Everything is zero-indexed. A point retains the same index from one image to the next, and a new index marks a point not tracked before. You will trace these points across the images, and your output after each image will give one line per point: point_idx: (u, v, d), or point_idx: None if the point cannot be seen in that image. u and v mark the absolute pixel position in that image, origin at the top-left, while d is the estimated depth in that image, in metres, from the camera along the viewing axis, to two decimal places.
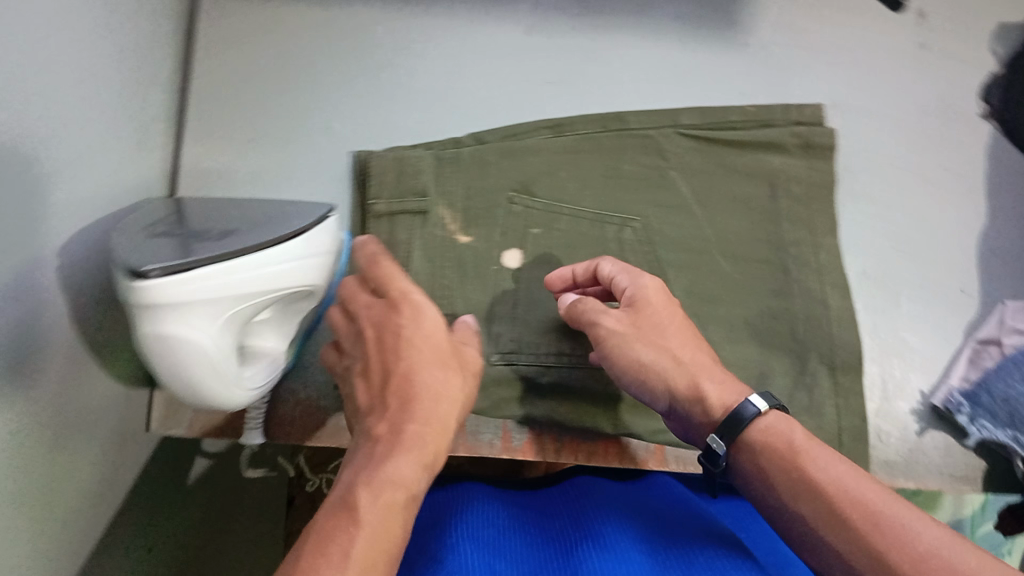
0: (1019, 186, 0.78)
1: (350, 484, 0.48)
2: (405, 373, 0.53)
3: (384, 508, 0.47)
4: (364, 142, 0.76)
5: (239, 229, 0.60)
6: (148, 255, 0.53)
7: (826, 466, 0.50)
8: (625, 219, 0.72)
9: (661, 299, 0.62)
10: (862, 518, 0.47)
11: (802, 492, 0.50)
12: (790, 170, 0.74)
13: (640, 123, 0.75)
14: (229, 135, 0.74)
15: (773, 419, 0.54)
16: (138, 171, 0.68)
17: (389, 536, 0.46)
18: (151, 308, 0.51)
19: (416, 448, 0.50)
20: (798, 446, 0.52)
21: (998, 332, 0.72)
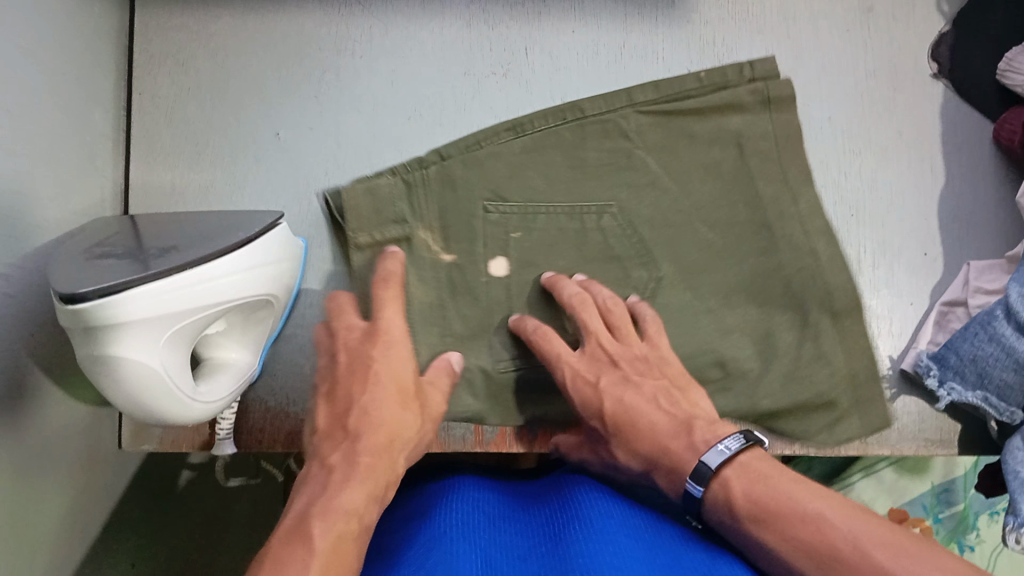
0: (974, 147, 0.76)
1: (302, 514, 0.48)
2: (362, 402, 0.55)
3: (336, 536, 0.47)
4: (312, 145, 0.73)
5: (182, 242, 0.57)
6: (82, 273, 0.49)
7: (780, 520, 0.49)
8: (602, 207, 0.70)
9: (584, 378, 0.62)
10: (807, 563, 0.48)
11: (761, 550, 0.50)
12: (756, 128, 0.71)
13: (596, 108, 0.71)
14: (172, 152, 0.72)
15: (722, 474, 0.53)
16: (90, 192, 0.66)
17: (342, 559, 0.46)
18: (93, 328, 0.47)
19: (368, 478, 0.51)
20: (740, 502, 0.51)
21: (963, 292, 0.72)
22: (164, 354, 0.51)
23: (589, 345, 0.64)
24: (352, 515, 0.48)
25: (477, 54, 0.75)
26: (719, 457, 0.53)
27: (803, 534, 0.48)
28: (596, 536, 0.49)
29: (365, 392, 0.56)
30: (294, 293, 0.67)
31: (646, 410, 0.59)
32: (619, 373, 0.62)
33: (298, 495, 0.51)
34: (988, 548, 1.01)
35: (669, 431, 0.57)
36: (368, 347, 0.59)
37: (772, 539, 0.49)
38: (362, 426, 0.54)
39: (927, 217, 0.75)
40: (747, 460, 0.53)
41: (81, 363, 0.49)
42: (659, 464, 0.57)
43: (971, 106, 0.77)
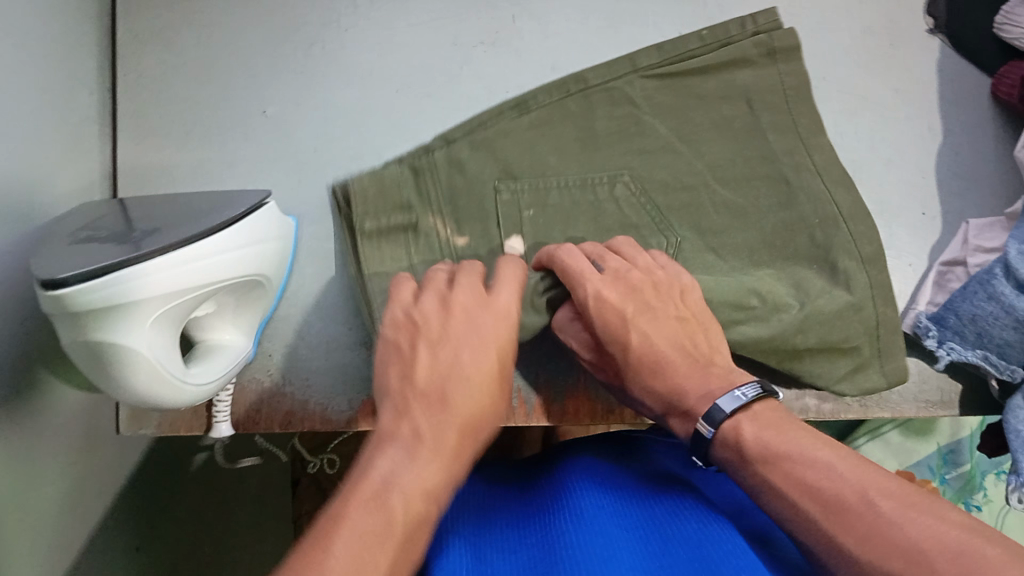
0: (971, 102, 0.75)
1: (383, 482, 0.41)
2: (456, 389, 0.46)
3: (415, 519, 0.41)
4: (301, 122, 0.72)
5: (167, 223, 0.56)
6: (66, 256, 0.49)
7: (789, 465, 0.46)
8: (614, 176, 0.69)
9: (610, 306, 0.58)
10: (814, 507, 0.45)
11: (771, 494, 0.47)
12: (762, 84, 0.70)
13: (600, 77, 0.69)
14: (159, 132, 0.71)
15: (732, 420, 0.51)
16: (78, 174, 0.65)
17: (412, 549, 0.40)
18: (72, 313, 0.47)
19: (455, 452, 0.45)
20: (750, 447, 0.49)
21: (962, 251, 0.70)
22: (152, 337, 0.51)
23: (614, 271, 0.60)
24: (432, 485, 0.42)
25: (464, 23, 0.74)
26: (733, 403, 0.51)
27: (811, 479, 0.45)
28: (585, 519, 0.49)
29: (462, 374, 0.47)
30: (287, 272, 0.66)
31: (666, 347, 0.57)
32: (642, 302, 0.59)
33: (378, 455, 0.43)
34: (995, 506, 0.99)
35: (685, 369, 0.56)
36: (483, 316, 0.51)
37: (780, 483, 0.46)
38: (450, 403, 0.46)
39: (925, 175, 0.74)
40: (759, 410, 0.51)
41: (70, 349, 0.49)
42: (666, 398, 0.56)
43: (968, 60, 0.75)
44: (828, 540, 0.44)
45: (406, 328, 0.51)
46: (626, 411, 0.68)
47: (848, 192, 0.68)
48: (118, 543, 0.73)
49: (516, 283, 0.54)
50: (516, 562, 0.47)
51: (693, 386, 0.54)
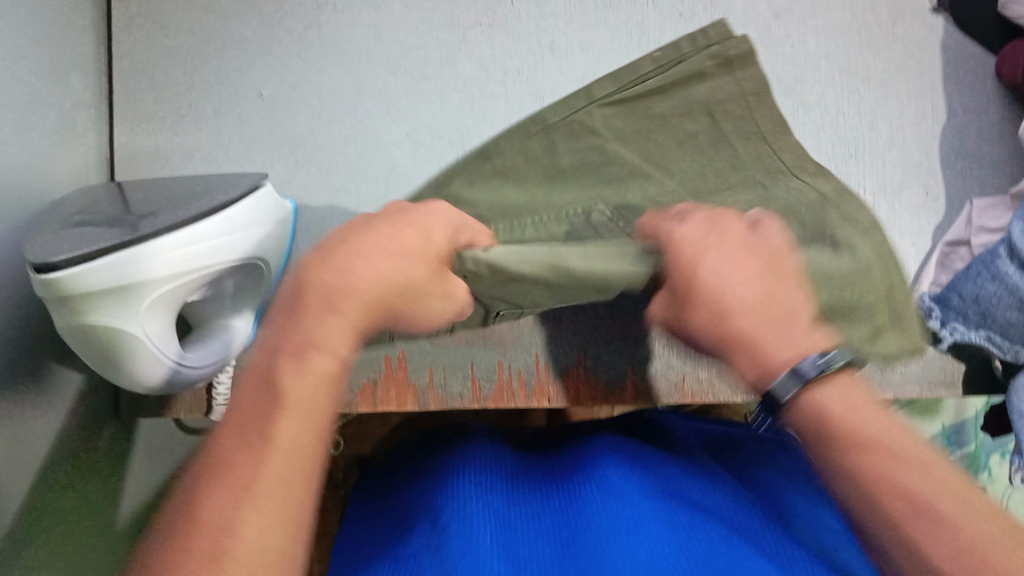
0: (975, 79, 0.74)
1: (273, 362, 0.41)
2: (358, 260, 0.43)
3: (311, 387, 0.40)
4: (297, 104, 0.71)
5: (163, 208, 0.56)
6: (60, 240, 0.49)
7: (876, 458, 0.40)
8: (589, 207, 0.61)
9: (686, 241, 0.46)
10: (901, 508, 0.39)
11: (847, 481, 0.41)
12: (721, 96, 0.61)
13: (559, 114, 0.61)
14: (155, 115, 0.71)
15: (818, 390, 0.42)
16: (74, 160, 0.65)
17: (316, 411, 0.40)
18: (67, 297, 0.47)
19: (356, 305, 0.42)
20: (835, 423, 0.41)
21: (966, 231, 0.70)
22: (146, 321, 0.51)
23: (712, 219, 0.47)
24: (325, 350, 0.41)
25: (460, 3, 0.73)
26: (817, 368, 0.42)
27: (903, 482, 0.39)
28: (610, 492, 0.51)
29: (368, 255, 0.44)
30: (285, 256, 0.66)
31: (746, 287, 0.44)
32: (738, 252, 0.46)
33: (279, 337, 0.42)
34: (1000, 487, 0.99)
35: (756, 317, 0.44)
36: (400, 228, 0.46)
37: (862, 472, 0.40)
38: (346, 265, 0.43)
39: (928, 155, 0.73)
40: (845, 388, 0.42)
41: (65, 334, 0.49)
42: (730, 341, 0.44)
43: (972, 37, 0.74)
44: (904, 545, 0.39)
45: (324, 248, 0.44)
46: (627, 391, 0.68)
47: None
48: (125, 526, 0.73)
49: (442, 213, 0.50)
50: (538, 541, 0.49)
51: (767, 334, 0.43)
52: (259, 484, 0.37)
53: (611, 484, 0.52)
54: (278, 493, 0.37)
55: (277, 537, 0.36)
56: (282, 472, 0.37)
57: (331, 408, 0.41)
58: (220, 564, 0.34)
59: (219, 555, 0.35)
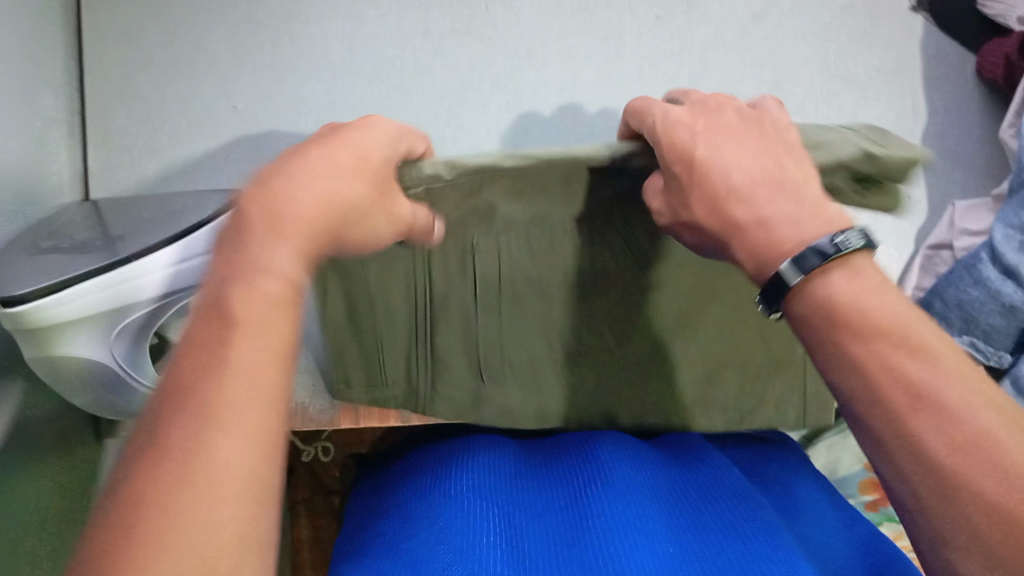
0: (955, 79, 0.73)
1: (227, 283, 0.33)
2: (308, 151, 0.37)
3: (272, 311, 0.33)
4: (272, 119, 0.70)
5: (134, 230, 0.55)
6: (28, 269, 0.48)
7: (876, 354, 0.35)
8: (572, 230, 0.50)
9: (681, 119, 0.39)
10: (902, 401, 0.34)
11: (841, 367, 0.36)
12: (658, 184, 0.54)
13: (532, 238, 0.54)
14: (129, 129, 0.70)
15: (818, 275, 0.36)
16: (45, 179, 0.64)
17: (280, 338, 0.33)
18: (32, 329, 0.46)
19: (305, 224, 0.35)
20: (841, 307, 0.36)
21: (949, 235, 0.70)
22: (116, 349, 0.50)
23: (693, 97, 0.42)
24: (279, 273, 0.34)
25: (434, 11, 0.72)
26: (829, 244, 0.36)
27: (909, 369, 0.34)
28: (618, 492, 0.51)
29: (316, 147, 0.37)
30: None
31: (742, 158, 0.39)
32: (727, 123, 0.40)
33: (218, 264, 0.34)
34: None
35: (756, 185, 0.38)
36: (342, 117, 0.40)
37: (856, 356, 0.35)
38: (283, 174, 0.36)
39: None
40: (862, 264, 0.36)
41: (33, 364, 0.49)
42: (736, 227, 0.38)
43: (953, 37, 0.73)
44: (911, 446, 0.34)
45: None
46: None
47: None
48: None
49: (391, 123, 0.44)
50: (549, 543, 0.49)
51: (769, 209, 0.38)
52: (218, 408, 0.30)
53: (621, 490, 0.52)
54: (241, 418, 0.30)
55: (249, 466, 0.29)
56: (253, 404, 0.31)
57: (295, 339, 0.34)
58: (185, 490, 0.28)
59: (188, 479, 0.28)
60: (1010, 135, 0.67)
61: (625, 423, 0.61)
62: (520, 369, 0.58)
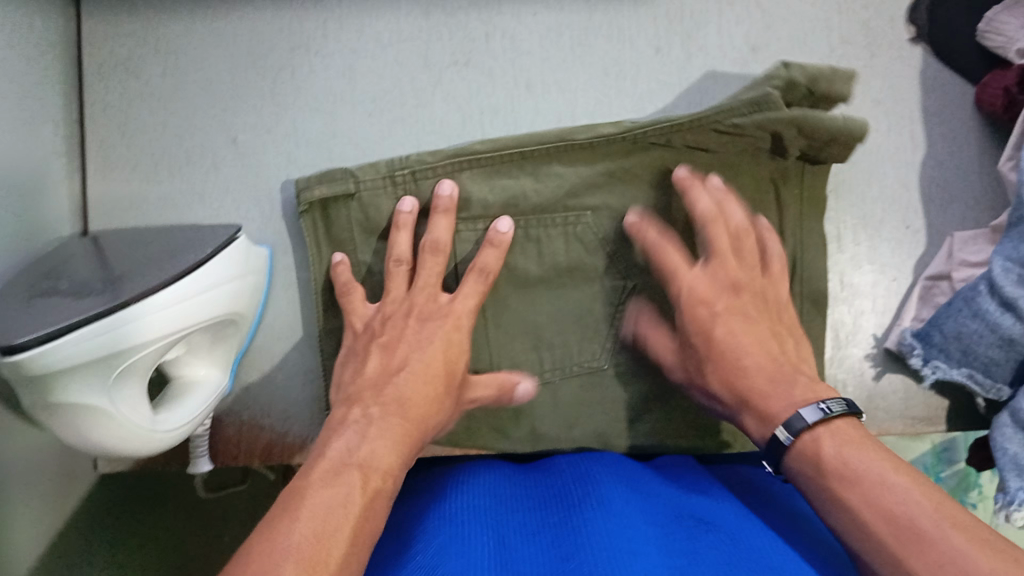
0: (955, 111, 0.73)
1: (346, 453, 0.50)
2: (411, 359, 0.59)
3: (367, 496, 0.48)
4: (272, 153, 0.71)
5: (130, 271, 0.55)
6: (24, 316, 0.48)
7: (863, 494, 0.47)
8: (542, 273, 0.67)
9: (701, 298, 0.61)
10: (882, 528, 0.46)
11: (838, 509, 0.48)
12: (605, 212, 0.67)
13: (522, 261, 0.67)
14: (130, 160, 0.70)
15: (813, 435, 0.51)
16: (46, 213, 0.64)
17: (367, 525, 0.46)
18: (30, 378, 0.46)
19: (416, 418, 0.56)
20: (827, 462, 0.50)
21: (947, 265, 0.70)
22: (112, 393, 0.50)
23: (711, 264, 0.62)
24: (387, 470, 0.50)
25: (434, 43, 0.72)
26: (818, 415, 0.51)
27: (886, 502, 0.46)
28: (610, 513, 0.52)
29: (419, 358, 0.59)
30: (262, 301, 0.67)
31: (751, 348, 0.58)
32: (738, 302, 0.61)
33: (335, 437, 0.52)
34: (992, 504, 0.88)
35: (765, 385, 0.56)
36: (434, 322, 0.62)
37: (850, 502, 0.48)
38: (391, 386, 0.57)
39: (908, 190, 0.72)
40: (839, 428, 0.51)
41: (31, 412, 0.49)
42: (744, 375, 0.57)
43: (953, 69, 0.73)
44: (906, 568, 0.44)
45: (401, 278, 0.64)
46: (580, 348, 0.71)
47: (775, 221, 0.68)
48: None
49: (493, 256, 0.63)
50: (539, 555, 0.50)
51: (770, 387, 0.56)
52: (325, 531, 0.44)
53: (612, 511, 0.53)
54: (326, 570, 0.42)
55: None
56: (346, 552, 0.44)
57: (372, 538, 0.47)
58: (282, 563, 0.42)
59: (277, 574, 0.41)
60: (1009, 168, 0.68)
61: (616, 444, 0.69)
62: None
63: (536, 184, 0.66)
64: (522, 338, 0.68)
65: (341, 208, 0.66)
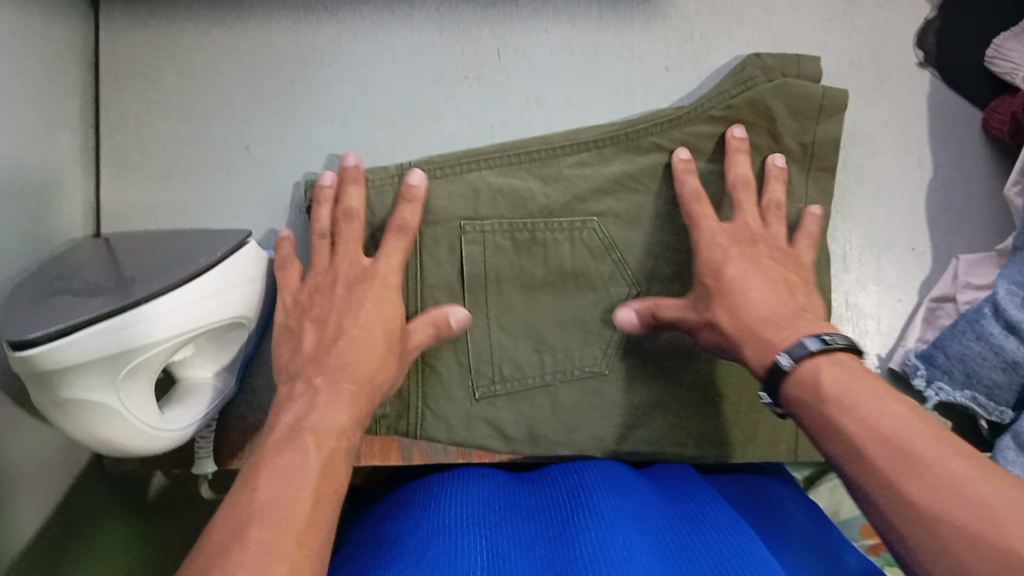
0: (962, 135, 0.74)
1: (299, 420, 0.53)
2: (346, 327, 0.60)
3: (322, 456, 0.50)
4: (285, 162, 0.72)
5: (144, 271, 0.56)
6: (39, 311, 0.49)
7: (854, 418, 0.48)
8: (548, 275, 0.68)
9: (718, 242, 0.62)
10: (877, 450, 0.46)
11: (834, 435, 0.49)
12: (612, 215, 0.68)
13: (530, 262, 0.68)
14: (145, 166, 0.71)
15: (814, 363, 0.52)
16: (61, 216, 0.65)
17: (331, 480, 0.50)
18: (43, 372, 0.47)
19: (360, 383, 0.57)
20: (827, 387, 0.50)
21: (952, 288, 0.70)
22: (122, 391, 0.51)
23: (736, 222, 0.64)
24: (341, 431, 0.53)
25: (446, 57, 0.72)
26: (819, 344, 0.52)
27: (880, 426, 0.47)
28: (606, 526, 0.53)
29: (356, 317, 0.61)
30: (270, 304, 0.67)
31: (758, 285, 0.60)
32: (754, 251, 0.62)
33: (285, 409, 0.54)
34: None
35: (769, 318, 0.57)
36: (362, 286, 0.62)
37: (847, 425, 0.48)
38: (338, 361, 0.58)
39: (914, 211, 0.73)
40: (837, 359, 0.52)
41: (43, 407, 0.49)
42: (747, 333, 0.57)
43: (961, 94, 0.74)
44: (892, 494, 0.44)
45: (325, 251, 0.65)
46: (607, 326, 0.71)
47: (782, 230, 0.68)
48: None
49: (412, 210, 0.64)
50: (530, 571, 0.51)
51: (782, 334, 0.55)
52: (289, 498, 0.46)
53: (608, 522, 0.53)
54: (295, 526, 0.45)
55: (295, 561, 0.43)
56: (307, 510, 0.46)
57: (332, 496, 0.49)
58: (246, 524, 0.44)
59: (242, 538, 0.43)
60: (1015, 193, 0.68)
61: (617, 452, 0.69)
62: (510, 385, 0.68)
63: (544, 186, 0.67)
64: (525, 338, 0.68)
65: None
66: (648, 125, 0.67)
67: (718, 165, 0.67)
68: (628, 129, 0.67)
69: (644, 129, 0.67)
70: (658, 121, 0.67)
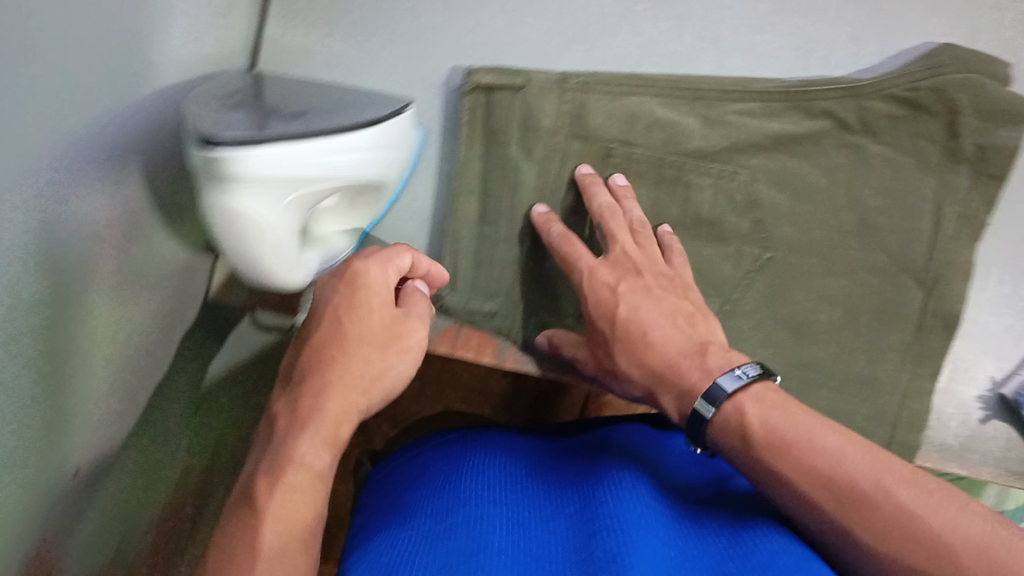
0: None
1: (255, 466, 0.50)
2: (322, 341, 0.54)
3: (286, 496, 0.48)
4: (448, 40, 0.70)
5: (312, 110, 0.56)
6: (224, 122, 0.49)
7: (794, 463, 0.47)
8: (685, 215, 0.69)
9: (600, 281, 0.63)
10: (822, 495, 0.46)
11: (780, 484, 0.48)
12: (761, 170, 0.66)
13: (672, 202, 0.68)
14: (309, 12, 0.70)
15: (734, 401, 0.51)
16: (224, 41, 0.65)
17: (294, 521, 0.48)
18: (226, 177, 0.47)
19: (335, 406, 0.51)
20: (753, 432, 0.50)
21: None
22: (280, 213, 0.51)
23: (613, 252, 0.64)
24: (306, 463, 0.49)
25: None
26: (734, 384, 0.51)
27: (823, 467, 0.47)
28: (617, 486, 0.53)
29: (343, 331, 0.53)
30: (405, 178, 0.68)
31: (657, 323, 0.60)
32: (640, 282, 0.63)
33: (254, 450, 0.52)
34: None
35: (678, 354, 0.57)
36: (349, 292, 0.54)
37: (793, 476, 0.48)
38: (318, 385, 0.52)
39: None
40: (759, 391, 0.51)
41: (209, 210, 0.49)
42: (658, 378, 0.57)
43: None
44: (850, 534, 0.46)
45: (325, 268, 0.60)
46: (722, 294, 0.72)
47: (928, 229, 0.66)
48: (193, 398, 0.77)
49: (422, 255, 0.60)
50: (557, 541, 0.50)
51: (684, 364, 0.56)
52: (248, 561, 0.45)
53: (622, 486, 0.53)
54: None
55: None
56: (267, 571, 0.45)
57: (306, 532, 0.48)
58: None
59: None
60: None
61: None
62: None
63: (703, 128, 0.65)
64: None
65: (507, 96, 0.65)
66: (830, 89, 0.64)
67: (886, 148, 0.65)
68: (802, 89, 0.64)
69: (823, 95, 0.64)
70: (840, 89, 0.64)
